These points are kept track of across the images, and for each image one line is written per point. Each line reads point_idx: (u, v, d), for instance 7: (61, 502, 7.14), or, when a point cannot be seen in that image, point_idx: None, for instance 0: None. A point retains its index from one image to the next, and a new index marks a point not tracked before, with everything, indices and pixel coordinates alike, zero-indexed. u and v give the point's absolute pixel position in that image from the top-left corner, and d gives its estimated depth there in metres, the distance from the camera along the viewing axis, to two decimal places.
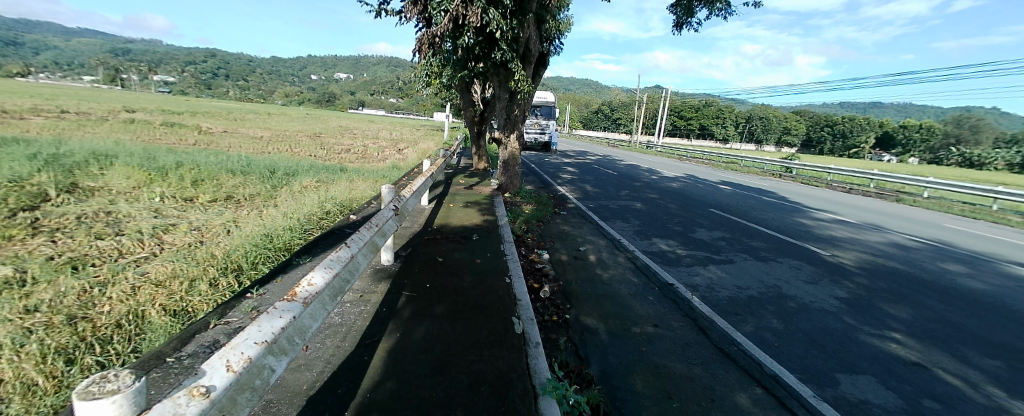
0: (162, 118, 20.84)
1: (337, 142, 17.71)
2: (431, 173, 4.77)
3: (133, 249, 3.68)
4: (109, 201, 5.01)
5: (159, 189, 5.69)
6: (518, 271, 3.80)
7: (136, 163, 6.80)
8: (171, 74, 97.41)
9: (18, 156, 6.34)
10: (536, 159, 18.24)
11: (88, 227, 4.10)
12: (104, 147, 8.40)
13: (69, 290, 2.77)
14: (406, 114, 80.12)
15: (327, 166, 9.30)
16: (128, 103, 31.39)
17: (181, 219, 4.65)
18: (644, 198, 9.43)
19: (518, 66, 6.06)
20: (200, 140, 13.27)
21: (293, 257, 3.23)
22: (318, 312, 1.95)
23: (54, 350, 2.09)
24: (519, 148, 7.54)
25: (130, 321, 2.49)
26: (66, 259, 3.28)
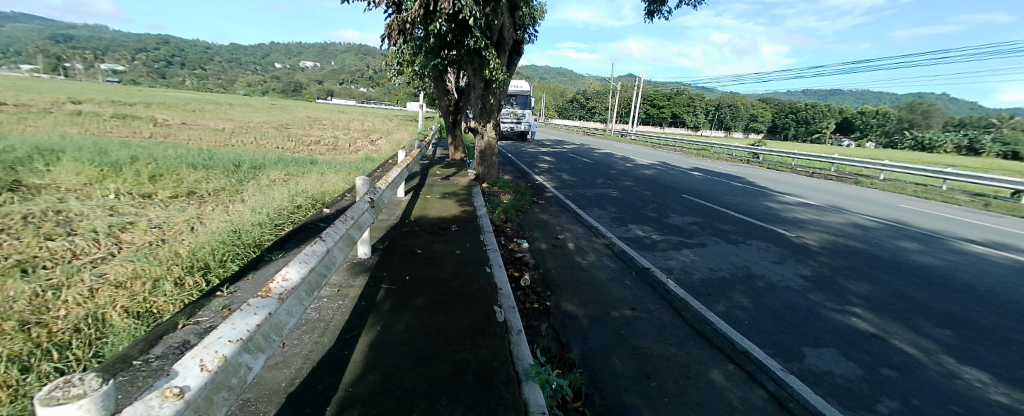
0: (114, 110, 19.48)
1: (307, 133, 17.09)
2: (406, 164, 4.66)
3: (88, 249, 3.45)
4: (57, 200, 4.65)
5: (113, 186, 5.33)
6: (498, 260, 3.81)
7: (85, 158, 6.33)
8: (120, 62, 90.76)
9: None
10: (514, 149, 18.21)
11: (35, 227, 3.80)
12: (47, 141, 7.77)
13: (17, 294, 2.57)
14: (379, 104, 78.03)
15: (297, 159, 8.97)
16: (75, 94, 29.13)
17: (140, 217, 4.38)
18: (621, 185, 9.60)
19: (493, 53, 5.98)
20: (157, 133, 12.47)
21: (265, 252, 3.10)
22: (294, 307, 1.91)
23: (6, 358, 1.94)
24: (495, 137, 7.46)
25: (90, 325, 2.34)
26: (12, 262, 3.04)
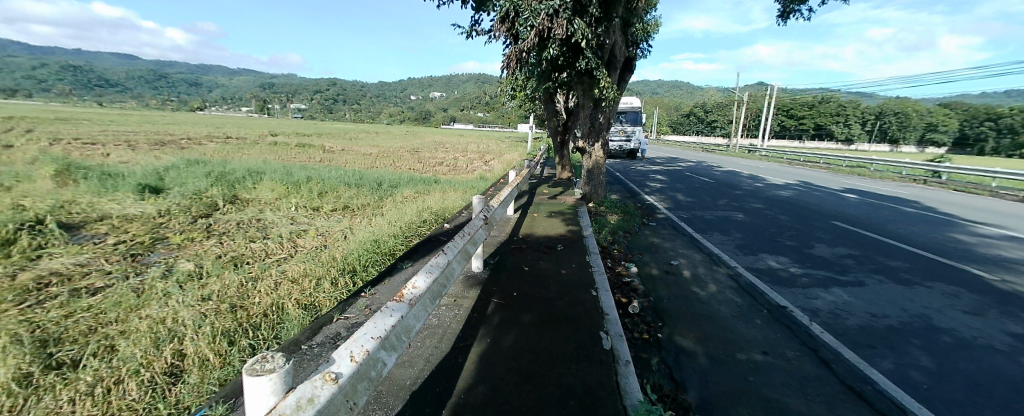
0: (297, 140, 24.94)
1: (432, 155, 19.31)
2: (517, 184, 4.87)
3: (276, 250, 4.43)
4: (260, 210, 6.13)
5: (294, 200, 6.80)
6: (605, 284, 3.66)
7: (279, 178, 8.23)
8: (300, 102, 116.41)
9: (203, 174, 8.14)
10: (622, 167, 17.60)
11: (247, 231, 5.06)
12: (256, 165, 10.35)
13: (232, 282, 3.42)
14: (491, 127, 83.95)
15: (423, 178, 10.16)
16: (274, 128, 38.21)
17: (310, 226, 5.48)
18: (748, 208, 8.43)
19: (603, 73, 5.92)
20: (324, 157, 15.58)
21: (398, 261, 3.52)
22: (420, 312, 2.12)
23: (223, 333, 2.59)
24: (603, 156, 7.32)
25: (274, 311, 2.98)
26: (230, 257, 4.08)
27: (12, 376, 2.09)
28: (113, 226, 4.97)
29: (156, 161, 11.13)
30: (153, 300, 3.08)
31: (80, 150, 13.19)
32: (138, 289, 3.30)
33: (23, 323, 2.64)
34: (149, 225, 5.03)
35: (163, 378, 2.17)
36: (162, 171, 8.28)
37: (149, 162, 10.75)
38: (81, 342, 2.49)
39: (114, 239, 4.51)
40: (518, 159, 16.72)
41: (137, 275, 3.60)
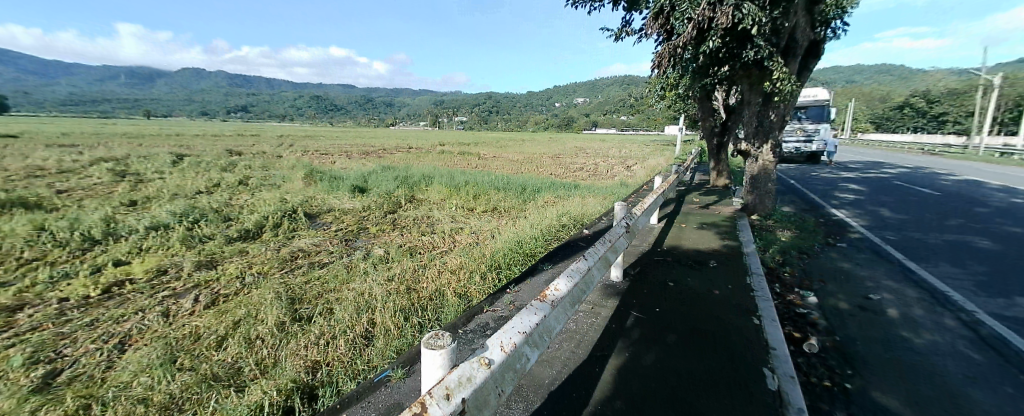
0: (456, 148, 28.64)
1: (574, 161, 19.63)
2: (663, 191, 4.53)
3: (438, 243, 5.20)
4: (430, 209, 7.29)
5: (455, 201, 7.84)
6: (771, 313, 3.06)
7: (444, 182, 9.62)
8: (458, 115, 133.57)
9: (391, 177, 10.14)
10: (799, 174, 14.50)
11: (419, 226, 6.07)
12: (427, 170, 12.34)
13: (408, 268, 4.13)
14: (631, 131, 80.39)
15: (563, 183, 10.41)
16: (438, 138, 44.77)
17: (466, 223, 6.28)
18: (1017, 233, 5.88)
19: (779, 62, 5.03)
20: (478, 163, 17.53)
21: (539, 263, 3.64)
22: (561, 315, 2.16)
23: (400, 309, 3.18)
24: (774, 160, 6.18)
25: (436, 296, 3.48)
26: (408, 247, 4.97)
27: (279, 322, 3.02)
28: (336, 217, 6.64)
29: (362, 166, 14.40)
30: (355, 276, 3.98)
31: (319, 158, 18.07)
32: (347, 266, 4.31)
33: (284, 284, 3.76)
34: (356, 217, 6.53)
35: (361, 339, 2.83)
36: (366, 174, 10.65)
37: (358, 167, 13.97)
38: (314, 303, 3.41)
39: (336, 226, 6.02)
40: (663, 163, 15.52)
41: (348, 255, 4.73)
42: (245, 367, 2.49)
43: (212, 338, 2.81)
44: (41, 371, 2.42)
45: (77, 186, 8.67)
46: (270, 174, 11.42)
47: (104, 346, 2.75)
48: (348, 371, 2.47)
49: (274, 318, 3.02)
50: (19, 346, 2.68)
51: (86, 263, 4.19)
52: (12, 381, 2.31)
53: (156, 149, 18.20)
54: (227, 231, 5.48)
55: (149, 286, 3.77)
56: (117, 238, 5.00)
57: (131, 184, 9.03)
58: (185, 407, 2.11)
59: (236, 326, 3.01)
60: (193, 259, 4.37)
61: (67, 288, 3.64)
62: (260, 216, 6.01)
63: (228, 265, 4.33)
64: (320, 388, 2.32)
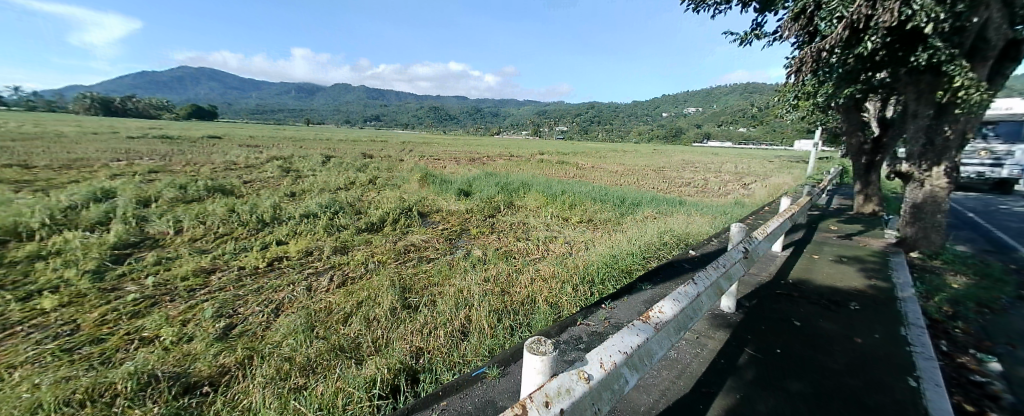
0: (557, 156, 28.78)
1: (679, 175, 18.28)
2: (790, 215, 3.92)
3: (533, 249, 5.31)
4: (526, 216, 7.50)
5: (551, 210, 7.92)
6: (939, 377, 2.41)
7: (542, 190, 9.79)
8: (554, 124, 135.05)
9: (494, 183, 10.69)
10: (990, 206, 11.24)
11: (517, 232, 6.28)
12: (527, 178, 12.67)
13: (504, 272, 4.25)
14: (746, 145, 71.81)
15: (666, 199, 9.74)
16: (538, 146, 45.47)
17: (561, 232, 6.32)
18: None
19: (965, 66, 4.01)
20: (576, 172, 17.44)
21: (637, 281, 3.43)
22: (664, 340, 2.01)
23: (493, 310, 3.31)
24: (948, 187, 4.93)
25: (528, 302, 3.52)
26: (504, 251, 5.17)
27: (391, 307, 3.39)
28: (444, 217, 7.23)
29: (468, 171, 15.41)
30: (456, 273, 4.27)
31: (433, 162, 19.89)
32: (449, 264, 4.62)
33: (397, 273, 4.23)
34: (460, 218, 7.06)
35: (457, 333, 3.01)
36: (471, 179, 11.38)
37: (465, 172, 14.99)
38: (421, 294, 3.74)
39: (443, 226, 6.54)
40: (790, 182, 13.44)
41: (451, 253, 5.13)
42: (362, 343, 2.85)
43: (340, 313, 3.27)
44: (225, 323, 3.11)
45: (259, 177, 11.02)
46: (393, 175, 12.97)
47: (266, 309, 3.41)
48: (445, 361, 2.64)
49: (388, 303, 3.41)
50: (214, 300, 3.49)
51: (260, 240, 5.27)
52: (208, 327, 3.01)
53: (311, 150, 22.17)
54: (358, 222, 6.37)
55: (300, 262, 4.61)
56: (281, 222, 6.20)
57: (294, 178, 11.13)
58: (319, 369, 2.52)
59: (359, 306, 3.45)
60: (331, 245, 5.18)
61: (246, 259, 4.62)
62: (383, 212, 6.87)
63: (357, 252, 5.02)
64: (420, 373, 2.52)
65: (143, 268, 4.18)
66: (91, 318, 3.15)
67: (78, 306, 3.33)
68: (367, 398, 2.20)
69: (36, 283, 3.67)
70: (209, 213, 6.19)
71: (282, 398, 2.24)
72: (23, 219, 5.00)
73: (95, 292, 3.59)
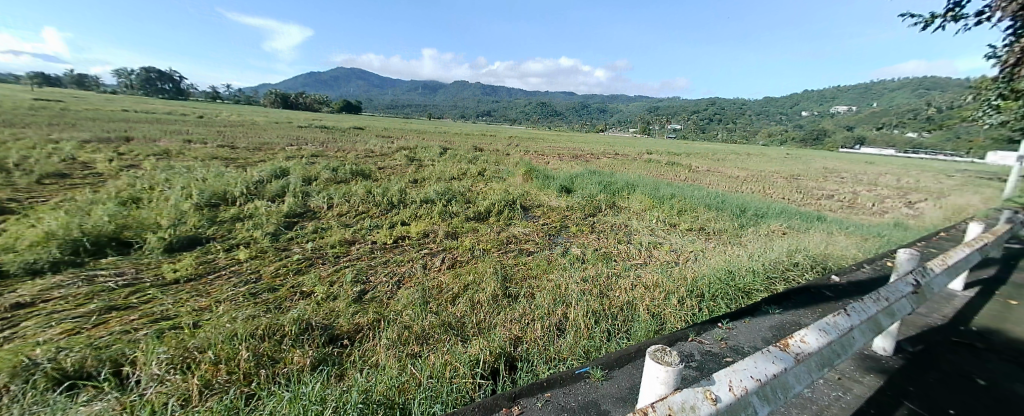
0: (664, 155, 26.94)
1: (818, 186, 15.63)
2: (984, 245, 3.07)
3: (634, 254, 5.29)
4: (629, 218, 7.39)
5: (657, 214, 7.63)
6: None
7: (648, 192, 9.37)
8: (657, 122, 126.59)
9: (597, 182, 10.55)
10: None
11: (619, 236, 6.23)
12: (632, 178, 12.18)
13: (602, 273, 4.29)
14: (911, 152, 57.87)
15: (798, 212, 8.45)
16: (642, 143, 43.02)
17: (665, 238, 6.13)
18: None
19: None
20: (688, 175, 16.15)
21: (762, 303, 3.04)
22: (804, 376, 1.74)
23: (591, 311, 3.29)
24: None
25: (628, 308, 3.40)
26: (604, 252, 5.26)
27: (493, 294, 3.71)
28: (544, 212, 7.51)
29: (570, 168, 15.40)
30: (555, 269, 4.49)
31: (535, 157, 20.33)
32: (549, 259, 4.90)
33: (499, 263, 4.64)
34: (560, 215, 7.32)
35: (554, 329, 3.04)
36: (574, 176, 11.38)
37: (567, 168, 15.01)
38: (519, 285, 4.00)
39: (543, 221, 6.86)
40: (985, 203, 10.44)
41: (551, 248, 5.40)
42: (467, 323, 3.11)
43: (449, 293, 3.70)
44: (360, 287, 3.78)
45: (388, 164, 12.62)
46: (499, 168, 13.63)
47: (391, 280, 4.02)
48: (541, 353, 2.71)
49: (490, 290, 3.75)
50: (353, 267, 4.24)
51: (388, 220, 6.07)
52: (346, 289, 3.71)
53: (428, 141, 24.53)
54: (466, 211, 6.93)
55: (418, 243, 5.28)
56: (405, 205, 7.00)
57: (415, 166, 12.49)
58: (431, 340, 2.85)
59: (463, 288, 3.86)
60: (443, 230, 5.77)
61: (377, 235, 5.39)
62: (489, 203, 7.33)
63: (465, 238, 5.59)
64: (518, 361, 2.65)
65: (304, 235, 5.18)
66: (270, 270, 4.08)
67: (261, 260, 4.30)
68: (468, 375, 2.37)
69: (236, 239, 4.81)
70: (351, 192, 7.31)
71: (400, 362, 2.57)
72: (232, 188, 6.53)
73: (272, 250, 4.60)
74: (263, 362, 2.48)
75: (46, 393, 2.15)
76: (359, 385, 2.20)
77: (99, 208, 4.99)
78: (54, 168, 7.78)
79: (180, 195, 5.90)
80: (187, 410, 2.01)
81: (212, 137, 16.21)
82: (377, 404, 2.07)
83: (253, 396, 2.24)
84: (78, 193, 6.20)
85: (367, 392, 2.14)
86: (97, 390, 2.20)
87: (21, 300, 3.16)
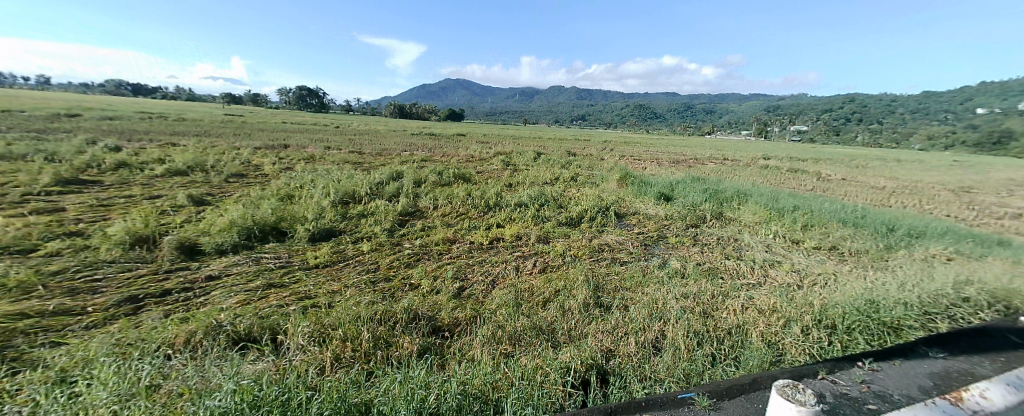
0: (784, 159, 23.64)
1: (1013, 199, 12.16)
2: None
3: (746, 274, 4.99)
4: (739, 230, 6.89)
5: (774, 227, 6.91)
6: None
7: (764, 203, 8.45)
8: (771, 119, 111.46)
9: (702, 189, 9.79)
10: None
11: (728, 253, 5.75)
12: (744, 186, 10.98)
13: (707, 291, 4.17)
14: None
15: (976, 233, 6.74)
16: (755, 146, 38.26)
17: (786, 257, 5.57)
18: None
19: None
20: (817, 183, 13.97)
21: (918, 345, 2.52)
22: None
23: (693, 331, 3.09)
24: None
25: (738, 333, 3.16)
26: (708, 269, 5.07)
27: (585, 303, 3.72)
28: (640, 220, 7.28)
29: (670, 174, 14.49)
30: (651, 282, 4.45)
31: (630, 161, 19.56)
32: (644, 270, 4.89)
33: (592, 270, 4.70)
34: (658, 224, 7.06)
35: (650, 346, 2.92)
36: (675, 183, 10.69)
37: (666, 174, 14.15)
38: (614, 295, 3.99)
39: (639, 230, 6.70)
40: None
41: (647, 259, 5.36)
42: (557, 329, 3.17)
43: (540, 297, 3.84)
44: (457, 285, 4.14)
45: (486, 169, 13.38)
46: (593, 173, 13.47)
47: (486, 279, 4.34)
48: (634, 370, 2.62)
49: (582, 298, 3.77)
50: (453, 264, 4.67)
51: (485, 221, 6.45)
52: (446, 286, 4.08)
53: (521, 146, 25.32)
54: (559, 215, 7.03)
55: (512, 245, 5.54)
56: (501, 207, 7.35)
57: (511, 171, 13.02)
58: (523, 343, 2.97)
59: (555, 294, 3.96)
60: (535, 233, 5.96)
61: (474, 235, 5.80)
62: (582, 209, 7.33)
63: (557, 243, 5.68)
64: (610, 375, 2.59)
65: (413, 232, 5.81)
66: (384, 262, 4.68)
67: (378, 253, 4.96)
68: (559, 381, 2.40)
69: (361, 232, 5.59)
70: (453, 195, 7.95)
71: (495, 359, 2.73)
72: (359, 188, 7.60)
73: (388, 244, 5.25)
74: (379, 344, 2.83)
75: (227, 349, 2.75)
76: (459, 376, 2.36)
77: (266, 202, 6.25)
78: (239, 169, 9.98)
79: (320, 192, 7.08)
80: (321, 379, 2.37)
81: (344, 144, 19.04)
82: (473, 396, 2.20)
83: (372, 373, 2.59)
84: (252, 190, 7.85)
85: (465, 384, 2.29)
86: (260, 352, 2.73)
87: (213, 272, 4.11)
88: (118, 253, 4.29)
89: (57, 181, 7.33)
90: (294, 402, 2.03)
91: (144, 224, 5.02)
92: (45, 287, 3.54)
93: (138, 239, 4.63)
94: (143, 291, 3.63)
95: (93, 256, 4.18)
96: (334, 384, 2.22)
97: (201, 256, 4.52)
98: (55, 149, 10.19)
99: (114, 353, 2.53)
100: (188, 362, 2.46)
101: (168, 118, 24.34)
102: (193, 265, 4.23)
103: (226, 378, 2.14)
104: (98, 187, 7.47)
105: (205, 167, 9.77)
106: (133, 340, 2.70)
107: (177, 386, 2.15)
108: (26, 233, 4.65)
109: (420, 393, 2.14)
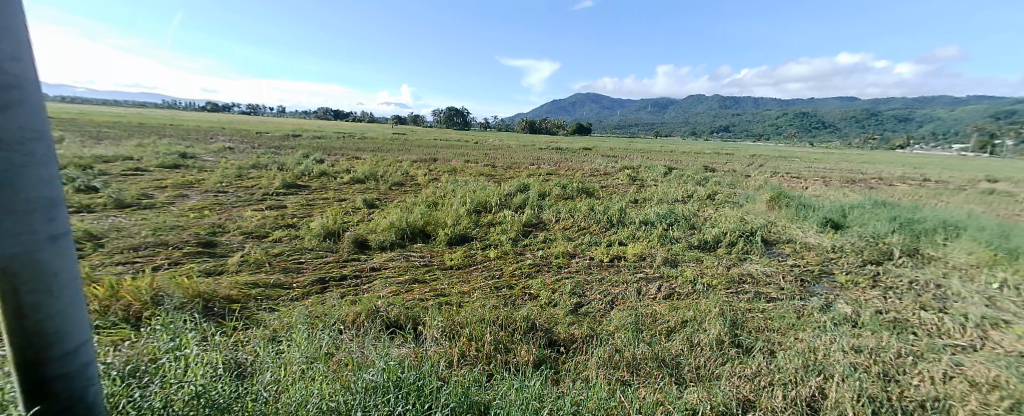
0: None
1: None
2: None
3: (953, 333, 3.80)
4: (944, 273, 5.27)
5: (1004, 274, 5.14)
6: None
7: (990, 239, 6.29)
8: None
9: (887, 215, 7.81)
10: None
11: (923, 302, 4.45)
12: (959, 216, 8.26)
13: (893, 347, 3.40)
14: None
15: None
16: (993, 162, 27.89)
17: (1021, 320, 4.06)
18: None
19: None
20: None
21: None
22: None
23: (866, 396, 2.75)
24: None
25: (936, 409, 2.68)
26: (892, 319, 4.03)
27: (717, 338, 3.48)
28: (796, 250, 6.20)
29: (843, 196, 11.78)
30: (809, 326, 3.81)
31: (786, 179, 16.61)
32: (799, 311, 4.18)
33: (727, 304, 4.24)
34: (819, 256, 5.90)
35: (803, 406, 2.67)
36: (845, 206, 8.76)
37: (837, 196, 11.56)
38: (754, 336, 3.60)
39: (793, 262, 5.71)
40: None
41: (803, 298, 4.55)
42: (683, 364, 3.10)
43: (664, 326, 3.70)
44: (574, 301, 4.27)
45: (611, 183, 13.15)
46: (736, 192, 11.92)
47: (605, 299, 4.36)
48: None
49: (714, 333, 3.52)
50: (572, 280, 4.83)
51: (606, 238, 6.46)
52: (564, 301, 4.24)
53: (650, 160, 24.01)
54: (690, 237, 6.51)
55: (633, 265, 5.40)
56: (623, 224, 7.23)
57: (637, 186, 12.51)
58: (642, 373, 2.99)
59: (682, 324, 3.77)
60: (660, 255, 5.68)
61: (594, 251, 5.85)
62: (719, 231, 6.60)
63: (685, 268, 5.31)
64: None
65: (535, 243, 6.21)
66: (508, 270, 5.14)
67: (503, 260, 5.47)
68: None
69: (489, 240, 6.25)
70: (575, 209, 8.13)
71: (610, 385, 2.80)
72: (490, 198, 8.46)
73: (512, 253, 5.76)
74: (500, 348, 3.22)
75: (382, 331, 3.50)
76: (570, 397, 2.48)
77: (417, 208, 7.52)
78: (398, 178, 12.15)
79: (459, 202, 8.14)
80: (448, 372, 2.80)
81: (480, 157, 21.16)
82: None
83: (491, 374, 2.95)
84: (407, 197, 9.52)
85: (578, 405, 2.42)
86: (405, 338, 3.37)
87: (375, 265, 5.21)
88: (316, 243, 5.82)
89: (286, 186, 10.20)
90: (426, 389, 2.43)
91: (334, 221, 6.63)
92: (270, 263, 5.07)
93: (329, 233, 6.16)
94: (329, 274, 4.87)
95: (302, 244, 5.77)
96: (459, 380, 2.59)
97: (369, 250, 5.75)
98: (284, 162, 14.09)
99: (307, 321, 3.41)
100: (354, 338, 3.22)
101: (355, 137, 31.01)
102: (363, 258, 5.42)
103: (378, 357, 2.73)
104: (308, 191, 10.10)
105: (376, 177, 12.20)
106: (320, 314, 3.64)
107: (345, 357, 2.83)
108: (262, 224, 6.67)
109: (533, 404, 2.32)
